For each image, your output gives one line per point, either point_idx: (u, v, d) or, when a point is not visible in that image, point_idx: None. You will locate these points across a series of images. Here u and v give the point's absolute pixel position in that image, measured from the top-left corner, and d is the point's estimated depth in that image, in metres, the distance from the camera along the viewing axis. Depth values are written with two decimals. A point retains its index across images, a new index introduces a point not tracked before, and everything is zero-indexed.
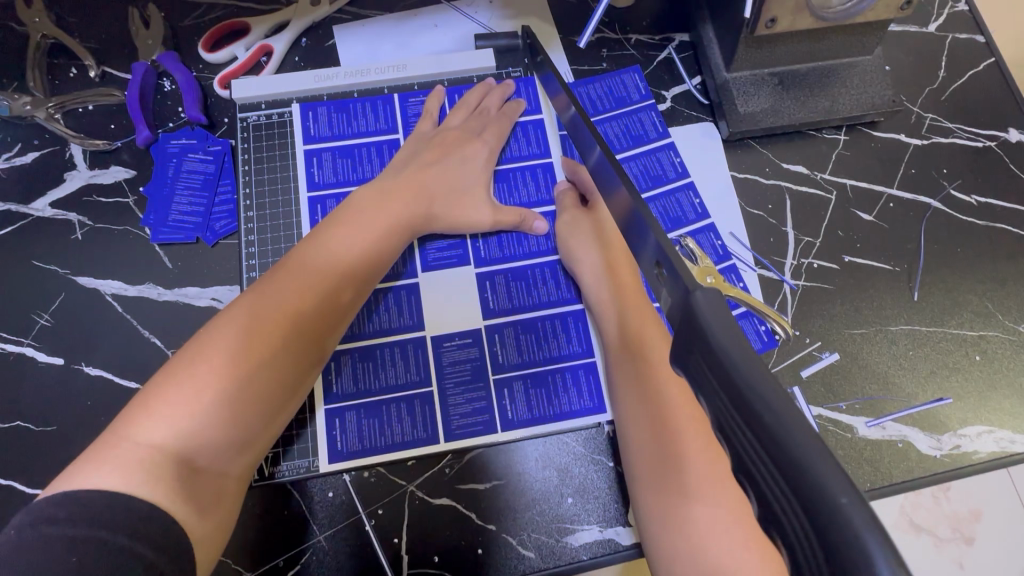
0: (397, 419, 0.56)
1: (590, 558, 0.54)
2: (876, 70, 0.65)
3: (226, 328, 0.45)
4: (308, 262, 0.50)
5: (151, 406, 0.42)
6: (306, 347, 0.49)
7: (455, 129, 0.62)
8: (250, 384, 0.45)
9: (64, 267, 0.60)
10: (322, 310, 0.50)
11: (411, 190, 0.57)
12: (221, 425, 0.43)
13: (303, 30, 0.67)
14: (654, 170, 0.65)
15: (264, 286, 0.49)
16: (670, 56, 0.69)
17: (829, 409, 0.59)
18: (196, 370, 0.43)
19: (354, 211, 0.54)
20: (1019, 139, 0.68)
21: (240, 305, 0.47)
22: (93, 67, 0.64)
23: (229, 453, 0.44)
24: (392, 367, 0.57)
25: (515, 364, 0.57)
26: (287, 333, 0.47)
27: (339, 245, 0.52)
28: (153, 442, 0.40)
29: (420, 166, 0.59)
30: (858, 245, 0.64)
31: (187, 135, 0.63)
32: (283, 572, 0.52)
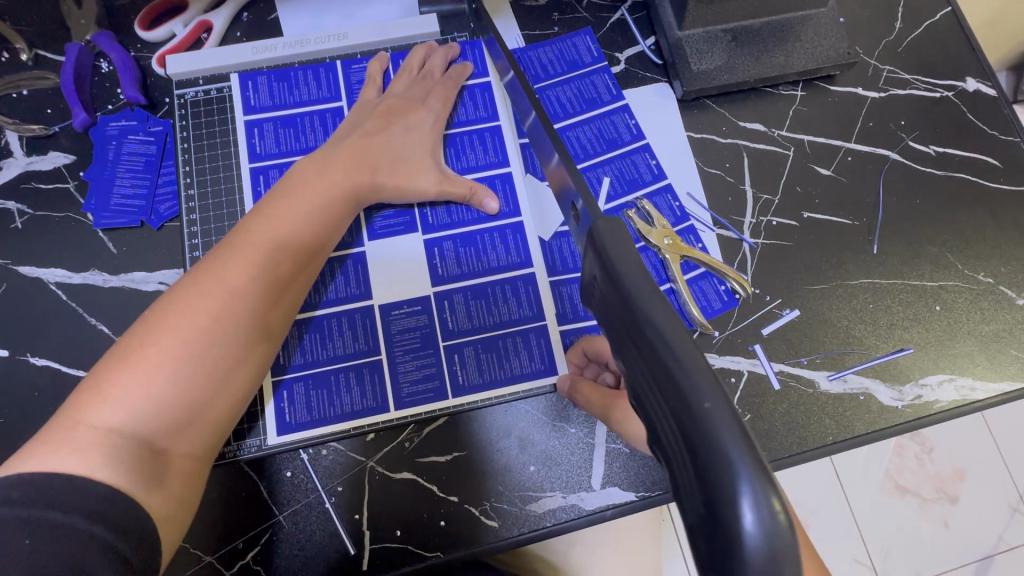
0: (346, 390, 0.55)
1: (555, 525, 0.54)
2: (830, 23, 0.64)
3: (175, 307, 0.43)
4: (258, 234, 0.48)
5: (104, 389, 0.40)
6: (265, 320, 0.47)
7: (397, 97, 0.60)
8: (208, 361, 0.43)
9: (5, 257, 0.58)
10: (275, 282, 0.48)
11: (356, 159, 0.55)
12: (183, 404, 0.42)
13: (244, 4, 0.65)
14: (608, 133, 0.63)
15: (216, 259, 0.46)
16: (623, 17, 0.67)
17: (790, 364, 0.58)
18: (151, 350, 0.41)
19: (303, 182, 0.53)
20: (976, 88, 0.67)
21: (187, 283, 0.45)
22: (25, 50, 0.62)
23: (197, 430, 0.43)
24: (342, 340, 0.56)
25: (466, 330, 0.57)
26: (242, 306, 0.45)
27: (289, 216, 0.50)
28: (111, 425, 0.39)
29: (362, 135, 0.57)
30: (817, 201, 0.63)
31: (127, 116, 0.61)
32: (242, 554, 0.51)
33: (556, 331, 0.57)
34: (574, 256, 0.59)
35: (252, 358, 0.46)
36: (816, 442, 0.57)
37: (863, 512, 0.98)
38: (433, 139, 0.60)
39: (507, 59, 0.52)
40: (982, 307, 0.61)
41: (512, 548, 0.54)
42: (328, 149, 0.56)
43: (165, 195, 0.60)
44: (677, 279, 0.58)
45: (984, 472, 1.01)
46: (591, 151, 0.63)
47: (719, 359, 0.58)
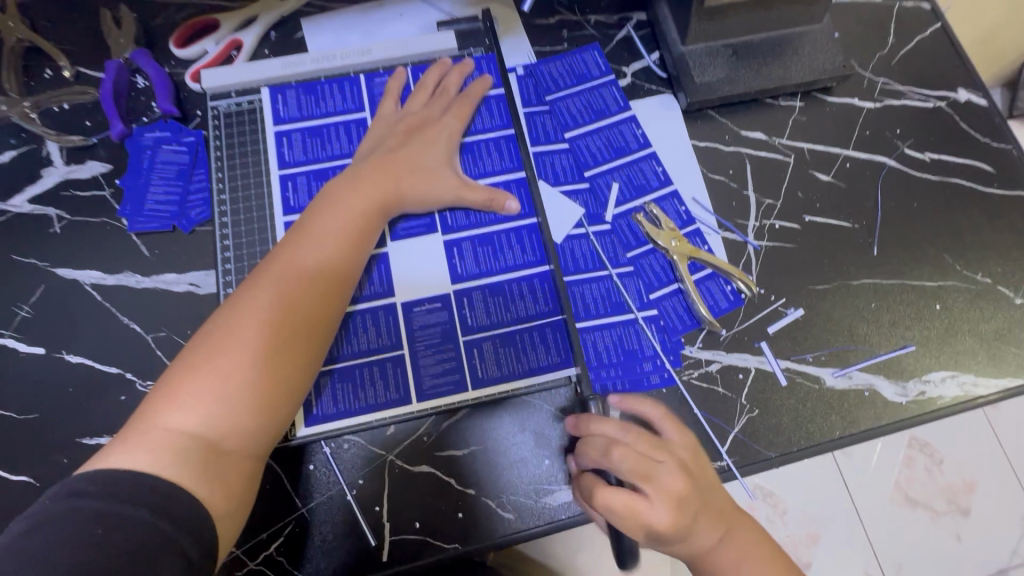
0: (370, 386, 0.57)
1: (570, 517, 0.55)
2: (826, 38, 0.68)
3: (236, 318, 0.47)
4: (301, 250, 0.51)
5: (173, 394, 0.43)
6: (318, 326, 0.50)
7: (416, 115, 0.63)
8: (267, 367, 0.46)
9: (44, 260, 0.61)
10: (325, 290, 0.51)
11: (383, 174, 0.58)
12: (242, 410, 0.44)
13: (272, 24, 0.69)
14: (617, 142, 0.66)
15: (266, 275, 0.49)
16: (629, 34, 0.71)
17: (796, 361, 0.60)
18: (210, 361, 0.44)
19: (337, 199, 0.56)
20: (967, 99, 0.70)
21: (240, 298, 0.48)
22: (67, 68, 0.66)
23: (261, 430, 0.46)
24: (365, 337, 0.58)
25: (484, 325, 0.59)
26: (290, 317, 0.48)
27: (329, 231, 0.53)
28: (182, 429, 0.42)
29: (387, 150, 0.60)
30: (817, 205, 0.66)
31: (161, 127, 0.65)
32: (266, 545, 0.53)
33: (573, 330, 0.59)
34: (588, 257, 0.62)
35: (307, 361, 0.49)
36: (824, 436, 0.58)
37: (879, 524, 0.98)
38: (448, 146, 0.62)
39: None
40: (981, 306, 0.63)
41: (527, 541, 0.55)
42: (359, 164, 0.58)
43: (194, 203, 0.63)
44: (684, 279, 0.61)
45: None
46: (601, 159, 0.66)
47: (726, 356, 0.60)
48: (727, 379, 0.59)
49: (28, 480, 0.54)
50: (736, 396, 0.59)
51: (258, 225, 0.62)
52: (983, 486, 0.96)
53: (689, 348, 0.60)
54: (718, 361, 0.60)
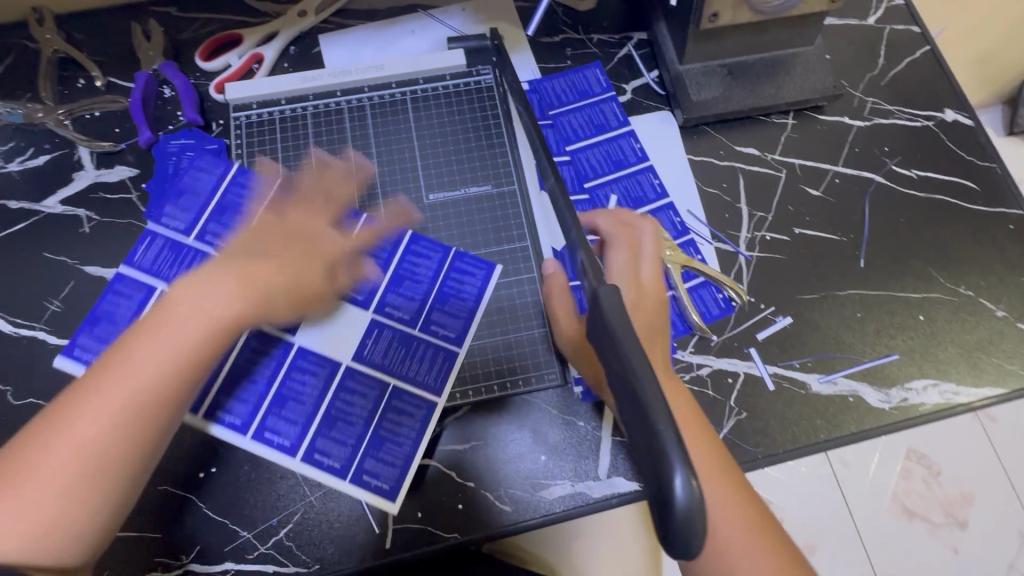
0: (396, 437, 0.57)
1: (564, 511, 0.58)
2: (817, 59, 0.71)
3: (42, 434, 0.43)
4: (131, 357, 0.45)
5: None
6: (129, 451, 0.44)
7: (294, 211, 0.56)
8: (50, 497, 0.42)
9: (73, 258, 0.65)
10: (145, 404, 0.45)
11: (241, 274, 0.49)
12: (48, 529, 0.42)
13: (292, 39, 0.73)
14: (616, 155, 0.70)
15: (93, 378, 0.44)
16: (630, 52, 0.75)
17: (784, 367, 0.63)
18: (29, 472, 0.42)
19: (180, 299, 0.47)
20: (954, 119, 0.73)
21: (63, 404, 0.44)
22: (100, 77, 0.70)
23: (60, 547, 0.43)
24: (360, 391, 0.58)
25: (451, 336, 0.61)
26: (99, 442, 0.43)
27: (164, 337, 0.46)
28: None
29: (263, 242, 0.52)
30: (807, 218, 0.69)
31: (98, 318, 0.60)
32: (276, 530, 0.56)
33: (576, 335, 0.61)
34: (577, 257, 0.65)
35: (116, 482, 0.44)
36: (808, 439, 0.61)
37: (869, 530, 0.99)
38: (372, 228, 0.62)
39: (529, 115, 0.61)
40: (964, 317, 0.65)
41: (523, 533, 0.58)
42: (217, 257, 0.50)
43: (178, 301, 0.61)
44: (678, 287, 0.64)
45: (997, 495, 1.00)
46: (599, 172, 0.69)
47: (717, 361, 0.63)
48: (716, 382, 0.62)
49: None
50: (725, 398, 0.62)
51: None
52: (980, 499, 1.00)
53: (681, 353, 0.63)
54: (709, 365, 0.63)
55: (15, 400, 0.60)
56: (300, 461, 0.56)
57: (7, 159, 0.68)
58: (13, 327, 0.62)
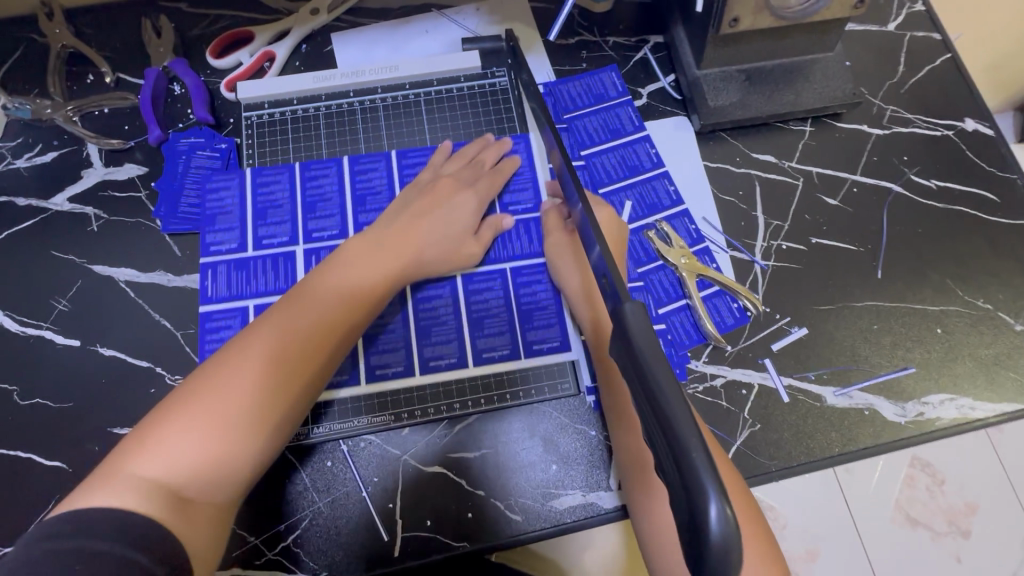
0: (543, 301, 0.64)
1: (575, 521, 0.57)
2: (837, 66, 0.70)
3: (210, 372, 0.46)
4: (311, 296, 0.52)
5: (151, 442, 0.42)
6: (306, 373, 0.49)
7: (447, 179, 0.64)
8: (239, 410, 0.45)
9: (81, 257, 0.64)
10: (314, 351, 0.50)
11: (398, 243, 0.59)
12: (231, 444, 0.44)
13: (304, 37, 0.72)
14: (631, 161, 0.69)
15: (275, 314, 0.50)
16: (646, 56, 0.74)
17: (799, 379, 0.62)
18: (209, 396, 0.45)
19: (344, 259, 0.56)
20: (974, 128, 0.72)
21: (239, 344, 0.48)
22: (109, 74, 0.69)
23: (220, 482, 0.44)
24: (434, 296, 0.63)
25: (527, 207, 0.67)
26: (288, 360, 0.48)
27: (339, 282, 0.54)
28: (155, 474, 0.41)
29: (410, 216, 0.61)
30: (824, 228, 0.68)
31: (206, 277, 0.63)
32: (283, 537, 0.55)
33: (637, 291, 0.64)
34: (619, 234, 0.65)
35: (283, 418, 0.47)
36: (823, 453, 0.60)
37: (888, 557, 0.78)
38: (434, 161, 0.66)
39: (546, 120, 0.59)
40: (981, 331, 0.64)
41: (533, 543, 0.57)
42: (367, 235, 0.59)
43: (273, 237, 0.64)
44: (692, 295, 0.63)
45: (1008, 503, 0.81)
46: (615, 177, 0.68)
47: (731, 371, 0.62)
48: (731, 394, 0.61)
49: (62, 465, 0.57)
50: (739, 410, 0.61)
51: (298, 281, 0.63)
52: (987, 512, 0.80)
53: (695, 363, 0.62)
54: (723, 376, 0.62)
55: (22, 400, 0.59)
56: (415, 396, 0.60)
57: (15, 155, 0.67)
58: (20, 325, 0.62)
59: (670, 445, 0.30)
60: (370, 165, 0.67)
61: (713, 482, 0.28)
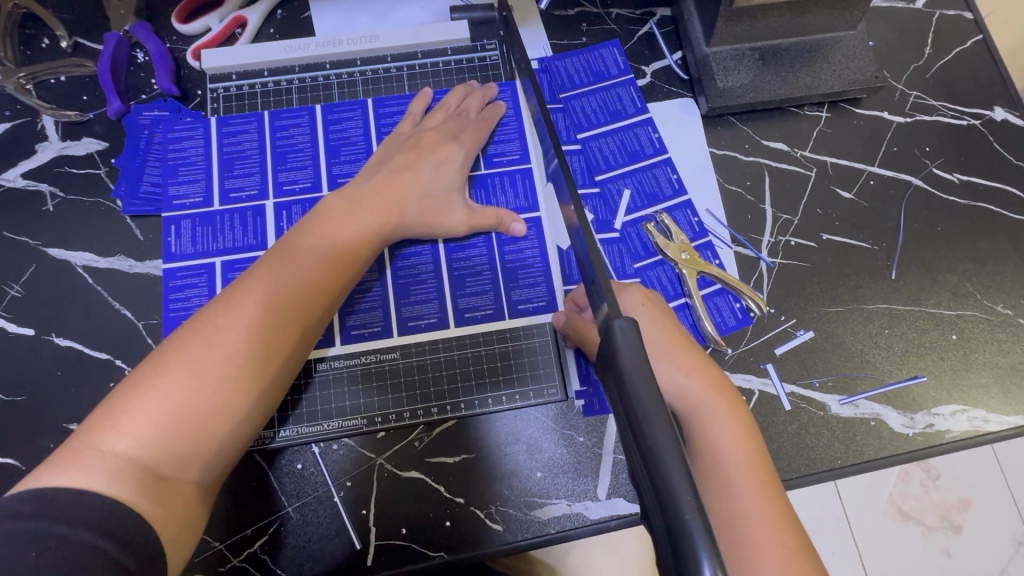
0: (529, 261, 0.60)
1: (559, 532, 0.54)
2: (859, 46, 0.65)
3: (182, 341, 0.41)
4: (290, 256, 0.47)
5: (117, 415, 0.38)
6: (289, 340, 0.45)
7: (431, 132, 0.58)
8: (216, 378, 0.40)
9: (36, 239, 0.59)
10: (299, 316, 0.45)
11: (383, 198, 0.53)
12: (208, 414, 0.40)
13: (279, 1, 0.66)
14: (631, 145, 0.64)
15: (252, 277, 0.45)
16: (651, 30, 0.68)
17: (802, 386, 0.58)
18: (179, 366, 0.40)
19: (326, 215, 0.50)
20: (1004, 118, 0.67)
21: (211, 311, 0.43)
22: (65, 38, 0.64)
23: (201, 458, 0.40)
24: (415, 254, 0.59)
25: (513, 159, 0.62)
26: (268, 327, 0.43)
27: (323, 240, 0.49)
28: (121, 451, 0.37)
29: (392, 169, 0.55)
30: (836, 223, 0.63)
31: (168, 233, 0.59)
32: (250, 542, 0.52)
33: (635, 271, 0.60)
34: (610, 208, 0.62)
35: (270, 385, 0.43)
36: (825, 466, 0.56)
37: (873, 555, 0.78)
38: (413, 112, 0.61)
39: (532, 84, 0.54)
40: (1000, 338, 0.60)
41: (515, 553, 0.54)
42: (344, 192, 0.53)
43: (240, 186, 0.60)
44: (692, 294, 0.59)
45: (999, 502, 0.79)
46: (613, 163, 0.63)
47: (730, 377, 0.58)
48: None
49: (14, 463, 0.54)
50: None
51: (267, 241, 0.59)
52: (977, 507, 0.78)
53: None
54: None
55: None
56: (393, 359, 0.57)
57: None
58: None
59: (661, 500, 0.27)
60: (345, 113, 0.63)
61: (707, 552, 0.25)
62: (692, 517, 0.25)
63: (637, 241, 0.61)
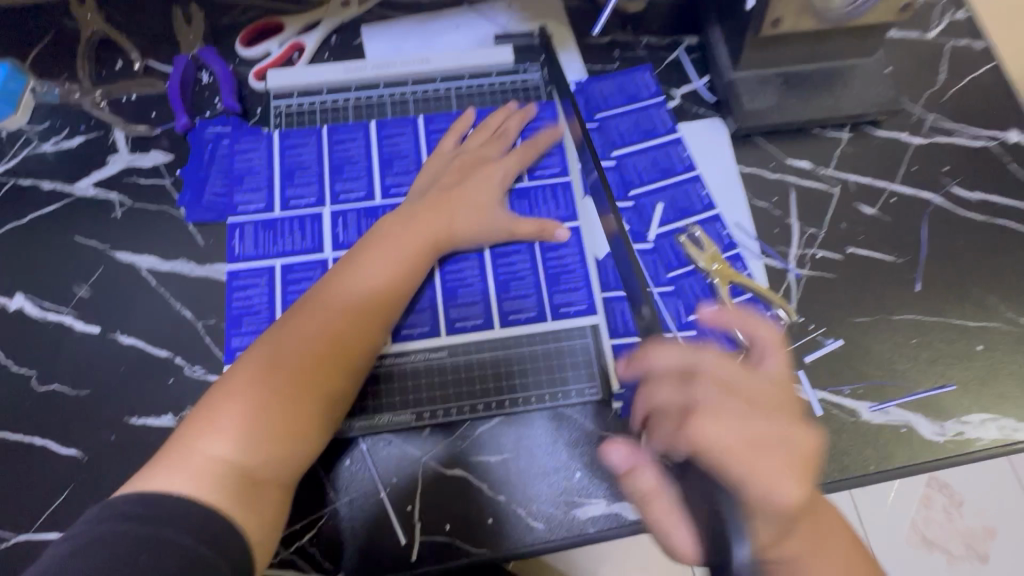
0: (567, 269, 0.62)
1: (597, 531, 0.55)
2: (877, 72, 0.69)
3: (258, 358, 0.47)
4: (352, 278, 0.53)
5: (211, 424, 0.44)
6: (354, 354, 0.50)
7: (473, 152, 0.64)
8: (296, 388, 0.46)
9: (104, 243, 0.63)
10: (361, 329, 0.51)
11: (432, 216, 0.58)
12: (292, 420, 0.46)
13: (334, 29, 0.71)
14: (664, 163, 0.67)
15: (318, 298, 0.51)
16: (680, 57, 0.72)
17: (832, 393, 0.60)
18: (265, 379, 0.46)
19: (381, 238, 0.56)
20: (1018, 140, 0.70)
21: (287, 330, 0.49)
22: (138, 60, 0.69)
23: (283, 460, 0.45)
24: (461, 262, 0.62)
25: (552, 173, 0.66)
26: (338, 341, 0.50)
27: (380, 261, 0.55)
28: (220, 456, 0.42)
29: (441, 189, 0.61)
30: (861, 237, 0.66)
31: (231, 236, 0.63)
32: (298, 535, 0.54)
33: (669, 281, 0.63)
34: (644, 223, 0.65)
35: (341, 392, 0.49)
36: (857, 471, 0.58)
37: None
38: (458, 128, 0.66)
39: None
40: None
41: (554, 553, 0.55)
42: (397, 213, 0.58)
43: (298, 197, 0.64)
44: (724, 303, 0.61)
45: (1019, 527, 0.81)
46: (646, 179, 0.67)
47: None
48: None
49: (77, 454, 0.56)
50: None
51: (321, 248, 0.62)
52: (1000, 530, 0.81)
53: None
54: None
55: (40, 386, 0.58)
56: (433, 362, 0.59)
57: (42, 139, 0.67)
58: (41, 310, 0.61)
59: None
60: (397, 130, 0.67)
61: None
62: None
63: (671, 254, 0.64)
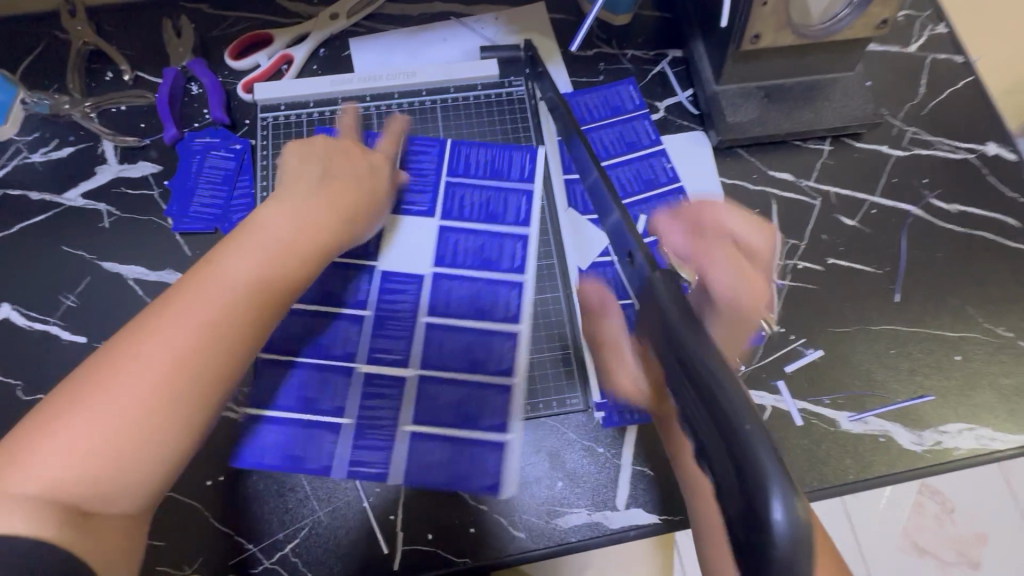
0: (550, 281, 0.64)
1: (579, 540, 0.55)
2: (857, 86, 0.70)
3: (89, 376, 0.40)
4: (218, 273, 0.46)
5: (24, 454, 0.37)
6: (218, 362, 0.43)
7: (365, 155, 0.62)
8: (139, 404, 0.39)
9: (92, 253, 0.64)
10: (229, 332, 0.44)
11: (321, 211, 0.55)
12: (133, 441, 0.39)
13: (323, 41, 0.72)
14: (647, 175, 0.68)
15: (177, 297, 0.44)
16: (664, 70, 0.74)
17: (813, 402, 0.61)
18: (99, 394, 0.39)
19: (257, 230, 0.50)
20: (996, 152, 0.71)
21: (132, 334, 0.41)
22: (128, 71, 0.70)
23: (127, 491, 0.39)
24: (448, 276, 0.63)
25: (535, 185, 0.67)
26: (196, 347, 0.42)
27: (255, 254, 0.48)
28: (35, 491, 0.36)
29: (329, 180, 0.57)
30: (841, 248, 0.67)
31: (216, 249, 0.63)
32: (281, 545, 0.54)
33: None
34: None
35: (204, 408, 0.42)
36: (837, 480, 0.58)
37: None
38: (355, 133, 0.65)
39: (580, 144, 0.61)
40: (1003, 359, 0.63)
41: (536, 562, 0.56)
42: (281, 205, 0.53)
43: None
44: None
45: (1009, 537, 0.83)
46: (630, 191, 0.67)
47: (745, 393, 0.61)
48: None
49: None
50: None
51: None
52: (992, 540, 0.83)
53: None
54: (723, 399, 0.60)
55: (25, 395, 0.58)
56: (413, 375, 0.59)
57: (31, 150, 0.67)
58: (27, 320, 0.61)
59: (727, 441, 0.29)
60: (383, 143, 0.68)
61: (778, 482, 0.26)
62: (760, 446, 0.27)
63: None
